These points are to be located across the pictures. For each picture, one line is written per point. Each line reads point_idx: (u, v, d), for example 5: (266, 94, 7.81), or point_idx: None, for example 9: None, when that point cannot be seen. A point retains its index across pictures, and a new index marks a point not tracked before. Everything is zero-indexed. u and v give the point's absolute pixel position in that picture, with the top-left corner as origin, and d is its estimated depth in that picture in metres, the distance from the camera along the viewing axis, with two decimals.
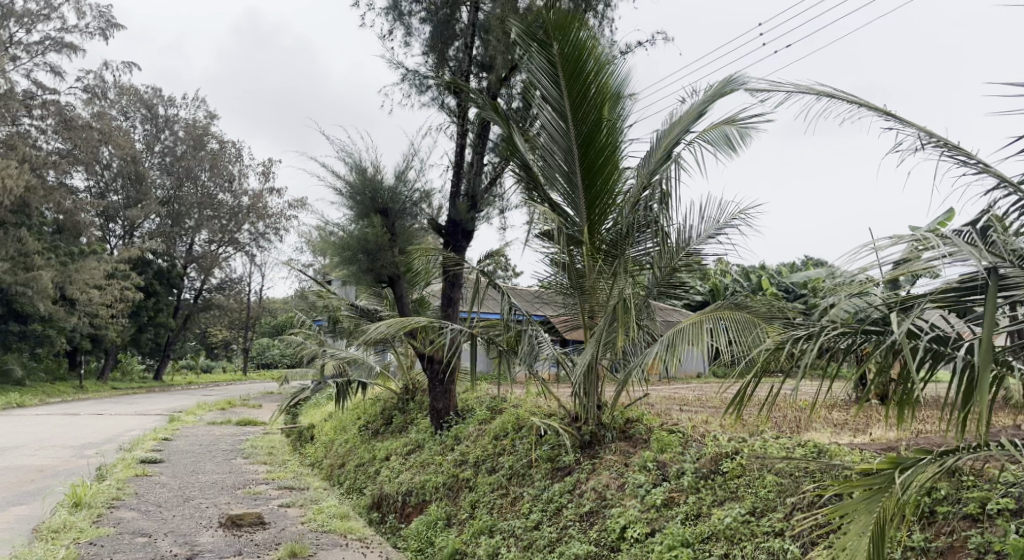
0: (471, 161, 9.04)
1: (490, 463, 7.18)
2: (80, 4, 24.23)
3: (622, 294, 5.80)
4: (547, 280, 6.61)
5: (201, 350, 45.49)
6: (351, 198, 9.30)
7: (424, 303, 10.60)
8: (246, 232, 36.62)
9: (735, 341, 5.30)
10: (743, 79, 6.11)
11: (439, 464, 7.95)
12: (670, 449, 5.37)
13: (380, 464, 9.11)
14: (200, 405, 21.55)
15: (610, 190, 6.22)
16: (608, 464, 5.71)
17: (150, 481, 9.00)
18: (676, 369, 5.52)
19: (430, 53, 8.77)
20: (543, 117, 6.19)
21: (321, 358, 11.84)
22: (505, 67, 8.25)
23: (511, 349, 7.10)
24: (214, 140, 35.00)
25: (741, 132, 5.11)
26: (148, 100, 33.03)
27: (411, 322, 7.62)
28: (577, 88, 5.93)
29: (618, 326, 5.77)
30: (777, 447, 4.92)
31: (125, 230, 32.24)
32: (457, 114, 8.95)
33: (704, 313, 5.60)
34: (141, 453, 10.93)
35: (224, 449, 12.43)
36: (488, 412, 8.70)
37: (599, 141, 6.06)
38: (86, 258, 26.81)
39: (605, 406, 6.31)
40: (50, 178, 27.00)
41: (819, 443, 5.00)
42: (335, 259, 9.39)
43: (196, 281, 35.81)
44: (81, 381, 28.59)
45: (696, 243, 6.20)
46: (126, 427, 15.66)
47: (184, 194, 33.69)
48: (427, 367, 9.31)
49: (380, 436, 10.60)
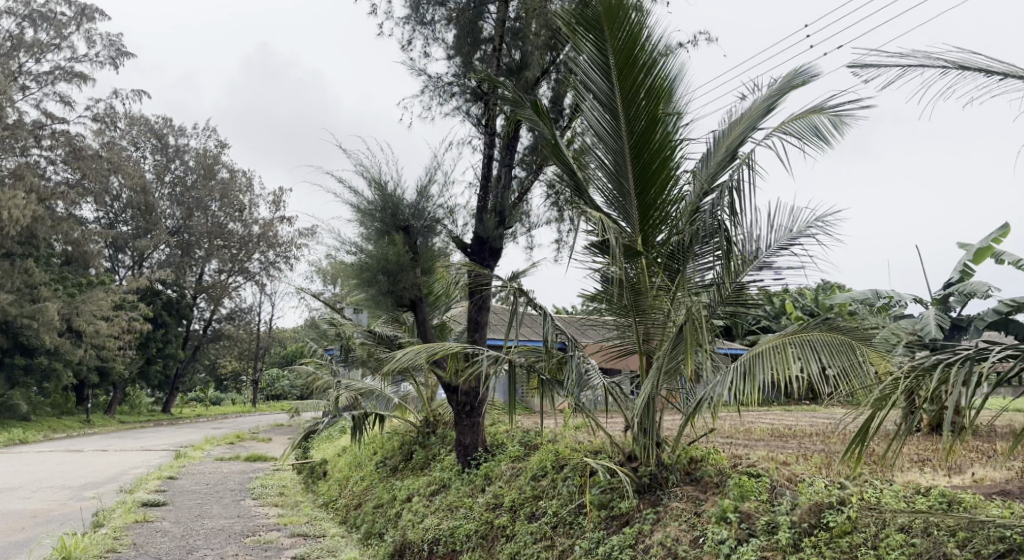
0: (498, 173, 8.34)
1: (529, 507, 6.36)
2: (90, 33, 24.09)
3: (690, 309, 5.03)
4: (594, 299, 5.86)
5: (211, 381, 44.77)
6: (370, 215, 8.62)
7: (445, 329, 9.87)
8: (256, 261, 36.06)
9: (831, 369, 4.51)
10: (815, 70, 5.43)
11: (469, 507, 7.12)
12: (754, 497, 4.55)
13: (402, 506, 8.29)
14: (207, 439, 20.79)
15: (667, 196, 5.51)
16: (675, 514, 4.88)
17: (151, 529, 8.19)
18: (757, 401, 4.77)
19: (456, 57, 8.16)
20: (590, 114, 5.51)
21: (336, 389, 11.08)
22: (538, 69, 7.60)
23: (554, 378, 6.31)
24: (224, 169, 34.80)
25: (832, 121, 4.40)
26: (159, 130, 32.77)
27: (440, 347, 6.78)
28: (630, 80, 5.26)
29: (686, 349, 4.98)
30: (891, 496, 4.12)
31: (135, 261, 31.84)
32: (484, 124, 8.31)
33: (786, 334, 4.82)
34: (143, 495, 10.13)
35: (231, 489, 11.61)
36: (522, 449, 7.89)
37: (655, 140, 5.35)
38: (94, 289, 26.42)
39: (664, 443, 5.49)
40: (60, 209, 26.66)
41: (936, 489, 4.18)
42: (352, 282, 8.68)
43: (206, 311, 35.36)
44: (87, 415, 27.90)
45: (766, 255, 5.35)
46: (130, 465, 14.88)
47: (194, 223, 33.23)
48: (452, 399, 8.55)
49: (399, 473, 9.81)
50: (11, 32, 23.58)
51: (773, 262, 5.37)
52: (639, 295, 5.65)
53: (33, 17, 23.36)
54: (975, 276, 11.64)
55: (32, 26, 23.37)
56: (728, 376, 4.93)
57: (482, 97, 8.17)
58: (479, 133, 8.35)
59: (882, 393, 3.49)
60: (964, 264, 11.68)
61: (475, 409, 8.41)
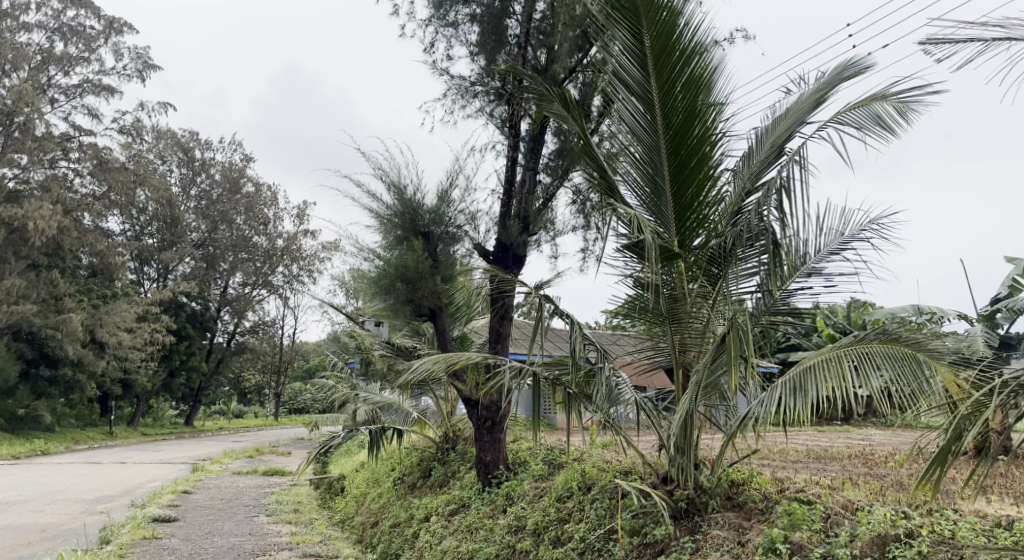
0: (522, 178, 8.02)
1: (554, 531, 5.93)
2: (119, 46, 24.41)
3: (735, 316, 4.60)
4: (628, 307, 5.46)
5: (234, 394, 44.83)
6: (390, 221, 8.35)
7: (466, 340, 9.53)
8: (279, 275, 36.10)
9: (895, 384, 4.06)
10: (867, 60, 5.03)
11: (489, 529, 6.70)
12: (807, 527, 4.07)
13: (419, 526, 7.88)
14: (227, 452, 20.64)
15: (704, 197, 5.12)
16: (716, 543, 4.43)
17: (158, 546, 7.88)
18: (810, 419, 4.32)
19: (480, 57, 7.89)
20: (622, 108, 5.15)
21: (354, 403, 10.82)
22: (565, 67, 7.27)
23: (581, 392, 5.87)
24: (249, 183, 35.05)
25: (896, 109, 4.03)
26: (185, 143, 33.09)
27: (458, 358, 6.36)
28: (667, 70, 4.90)
29: (731, 362, 4.54)
30: (970, 528, 3.63)
31: (160, 273, 32.02)
32: (508, 126, 8.01)
33: (840, 347, 4.37)
34: (154, 510, 9.85)
35: (246, 505, 11.31)
36: (546, 467, 7.46)
37: (693, 136, 4.97)
38: (119, 300, 26.52)
39: (704, 466, 5.03)
40: (86, 222, 26.88)
41: (1014, 520, 3.70)
42: (370, 291, 8.39)
43: (230, 324, 35.43)
44: (110, 427, 27.91)
45: (816, 260, 4.92)
46: (147, 478, 14.71)
47: (219, 236, 33.41)
48: (473, 413, 8.16)
49: (417, 490, 9.42)
50: (41, 46, 23.90)
51: (823, 267, 4.94)
52: (676, 303, 5.26)
53: (63, 31, 23.70)
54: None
55: (63, 40, 23.69)
56: (776, 393, 4.48)
57: (506, 98, 7.88)
58: (503, 135, 8.06)
59: (966, 409, 3.01)
60: (1013, 279, 10.93)
61: (496, 425, 7.98)
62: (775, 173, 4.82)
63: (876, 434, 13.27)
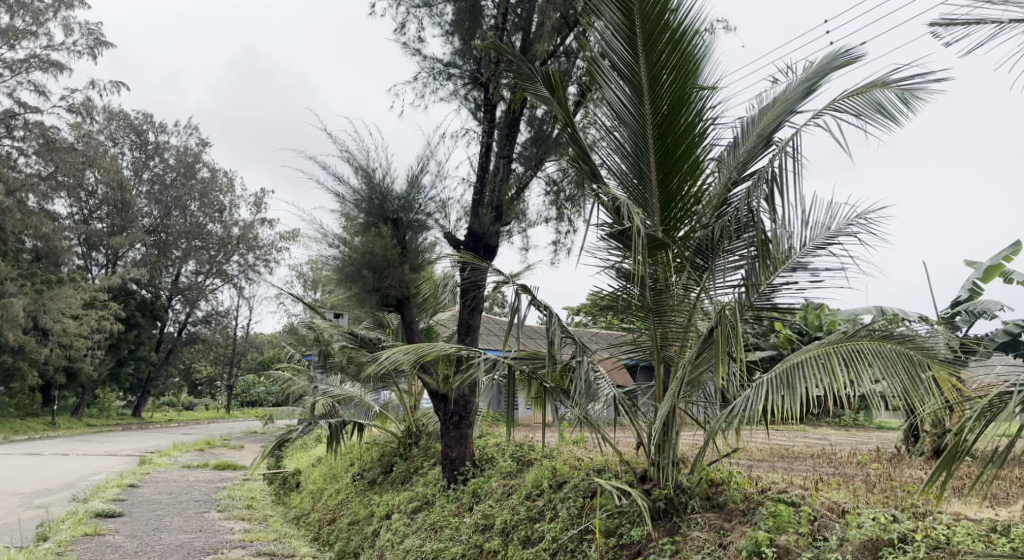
0: (496, 165, 7.79)
1: (524, 531, 5.71)
2: (69, 21, 23.34)
3: (722, 310, 4.45)
4: (611, 298, 5.26)
5: (184, 386, 43.54)
6: (357, 205, 8.01)
7: (432, 332, 9.26)
8: (234, 264, 35.04)
9: (886, 382, 3.95)
10: (857, 50, 4.93)
11: (455, 528, 6.45)
12: (793, 529, 3.93)
13: (380, 524, 7.58)
14: (176, 445, 19.90)
15: (690, 186, 4.95)
16: (696, 545, 4.27)
17: (99, 544, 7.40)
18: (796, 419, 4.19)
19: (455, 36, 7.61)
20: (607, 91, 4.95)
21: (313, 395, 10.43)
22: (545, 50, 7.05)
23: (557, 387, 5.65)
24: (205, 168, 33.98)
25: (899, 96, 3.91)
26: (138, 126, 31.88)
27: (428, 348, 6.04)
28: (655, 51, 4.71)
29: (717, 358, 4.37)
30: (963, 532, 3.52)
31: (109, 259, 30.79)
32: (482, 111, 7.78)
33: (830, 344, 4.25)
34: (98, 504, 9.32)
35: (195, 500, 10.80)
36: (514, 464, 7.24)
37: (681, 122, 4.79)
38: (64, 286, 25.31)
39: (684, 465, 4.86)
40: (31, 203, 25.64)
41: (1010, 524, 3.59)
42: (336, 278, 8.02)
43: (181, 314, 34.35)
44: (53, 417, 26.67)
45: (802, 254, 4.78)
46: (91, 470, 14.02)
47: (172, 223, 32.29)
48: (440, 408, 7.89)
49: (378, 487, 9.10)
50: None
51: (809, 262, 4.81)
52: (660, 296, 5.09)
53: (9, 2, 22.52)
54: (983, 295, 11.01)
55: (8, 12, 22.52)
56: (764, 390, 4.33)
57: (481, 81, 7.64)
58: (477, 121, 7.83)
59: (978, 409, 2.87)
60: (972, 282, 11.06)
61: (463, 420, 7.74)
62: (766, 163, 4.66)
63: (833, 434, 13.41)
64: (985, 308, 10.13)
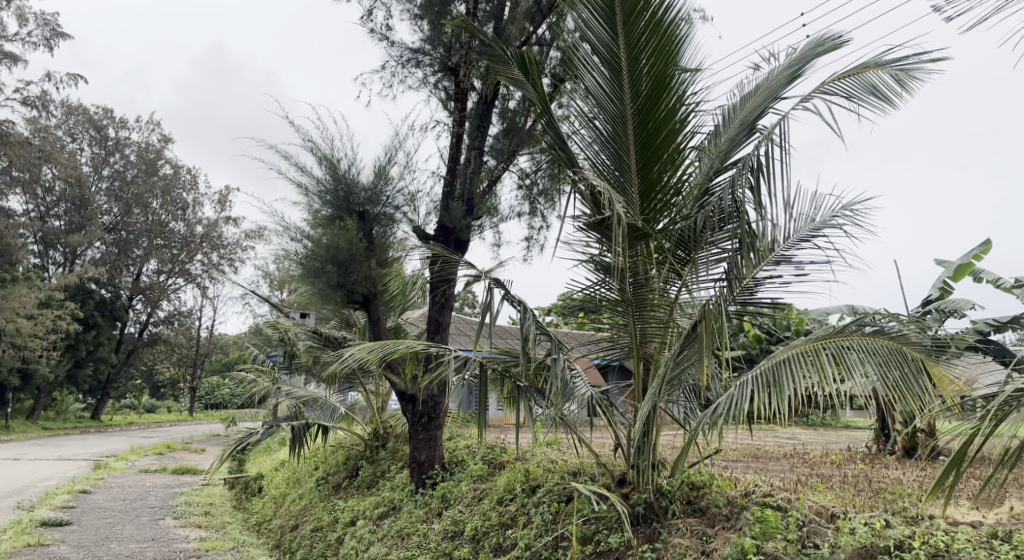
0: (467, 157, 7.50)
1: (495, 538, 5.43)
2: (23, 10, 22.38)
3: (706, 306, 4.23)
4: (589, 293, 5.01)
5: (145, 389, 42.30)
6: (321, 197, 7.65)
7: (400, 330, 8.93)
8: (198, 263, 34.10)
9: (879, 378, 3.77)
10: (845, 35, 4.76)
11: (423, 535, 6.14)
12: (782, 536, 3.72)
13: (345, 531, 7.24)
14: (135, 449, 19.14)
15: (672, 174, 4.74)
16: (678, 552, 4.04)
17: (42, 556, 6.92)
18: (783, 417, 3.98)
19: (425, 22, 7.31)
20: (585, 73, 4.70)
21: (276, 397, 10.04)
22: (517, 37, 6.81)
23: (532, 387, 5.38)
24: (167, 165, 33.01)
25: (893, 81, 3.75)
26: (98, 121, 30.83)
27: (395, 346, 5.72)
28: (636, 31, 4.45)
29: (701, 353, 4.15)
30: (959, 538, 3.36)
31: (66, 257, 29.69)
32: (453, 102, 7.50)
33: (819, 340, 4.07)
34: (44, 513, 8.78)
35: (150, 507, 10.29)
36: (485, 467, 6.96)
37: (662, 106, 4.56)
38: (18, 284, 24.24)
39: (663, 468, 4.64)
40: None
41: (1009, 530, 3.44)
42: (299, 274, 7.64)
43: (142, 314, 33.32)
44: (6, 422, 25.58)
45: (785, 247, 4.60)
46: (41, 476, 13.33)
47: (132, 220, 31.31)
48: (408, 409, 7.57)
49: (343, 491, 8.75)
50: None
51: (794, 256, 4.63)
52: (640, 289, 4.87)
53: None
54: (954, 293, 11.02)
55: None
56: (750, 387, 4.11)
57: (452, 69, 7.36)
58: (447, 110, 7.55)
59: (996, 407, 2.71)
60: (942, 281, 11.08)
61: (433, 421, 7.44)
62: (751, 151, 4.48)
63: (803, 433, 13.37)
64: (956, 306, 10.13)
